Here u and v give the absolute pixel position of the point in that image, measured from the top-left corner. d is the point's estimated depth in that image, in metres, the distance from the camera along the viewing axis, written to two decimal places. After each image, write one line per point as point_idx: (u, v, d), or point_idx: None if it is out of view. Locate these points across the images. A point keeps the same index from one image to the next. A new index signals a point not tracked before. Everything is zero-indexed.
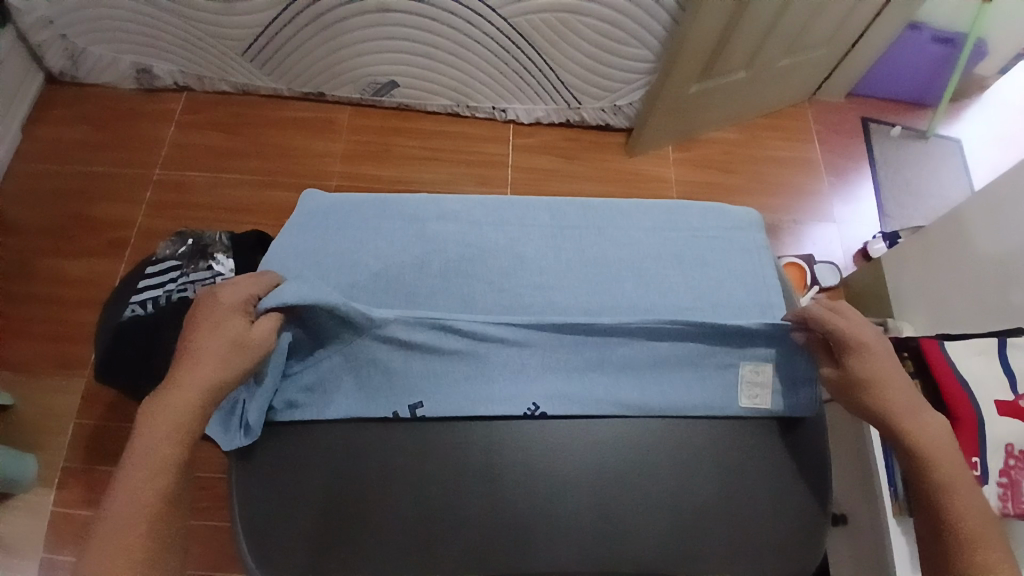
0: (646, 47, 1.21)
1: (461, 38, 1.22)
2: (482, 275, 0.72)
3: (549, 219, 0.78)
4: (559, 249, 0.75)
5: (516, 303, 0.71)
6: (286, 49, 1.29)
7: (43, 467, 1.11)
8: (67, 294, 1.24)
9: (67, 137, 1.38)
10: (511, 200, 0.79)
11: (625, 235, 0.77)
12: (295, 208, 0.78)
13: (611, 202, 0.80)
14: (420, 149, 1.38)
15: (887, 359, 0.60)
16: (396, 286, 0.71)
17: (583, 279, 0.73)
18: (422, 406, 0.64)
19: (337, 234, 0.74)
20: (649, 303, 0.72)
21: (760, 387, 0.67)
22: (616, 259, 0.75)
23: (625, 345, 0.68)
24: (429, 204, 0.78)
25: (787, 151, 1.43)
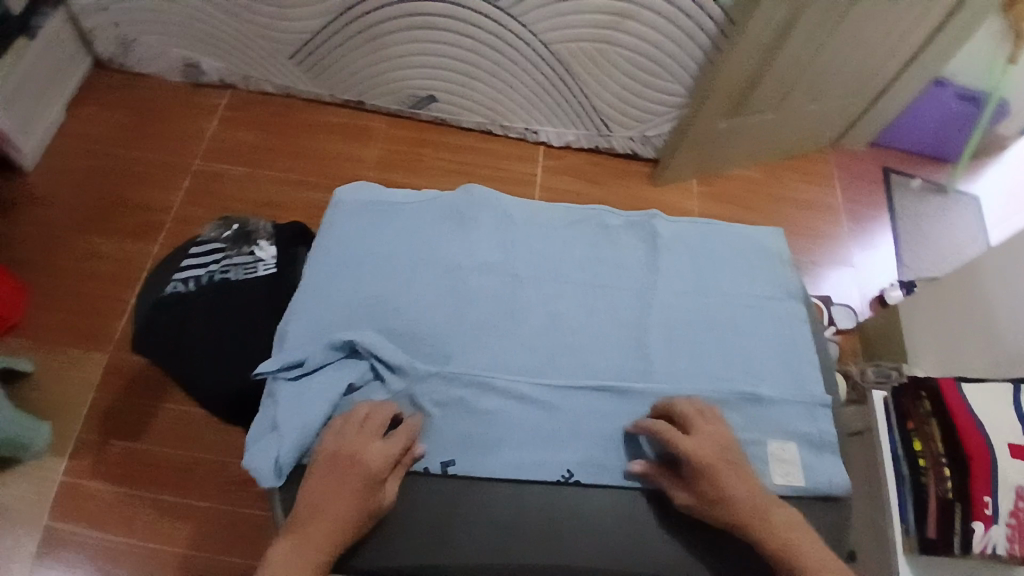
0: (679, 82, 1.25)
1: (500, 59, 1.26)
2: (524, 322, 0.65)
3: (585, 271, 0.69)
4: (595, 307, 0.68)
5: (557, 356, 0.64)
6: (332, 57, 1.34)
7: (55, 436, 1.13)
8: (98, 270, 1.27)
9: (110, 121, 1.43)
10: (548, 238, 0.71)
11: (680, 279, 0.69)
12: (325, 223, 0.71)
13: (657, 246, 0.71)
14: (452, 162, 1.43)
15: (734, 473, 0.55)
16: (434, 329, 0.64)
17: (623, 337, 0.66)
18: (453, 463, 0.59)
19: (366, 267, 0.66)
20: (691, 374, 0.64)
21: (789, 465, 0.60)
22: (671, 311, 0.68)
23: None
24: (461, 236, 0.69)
25: (809, 194, 1.46)
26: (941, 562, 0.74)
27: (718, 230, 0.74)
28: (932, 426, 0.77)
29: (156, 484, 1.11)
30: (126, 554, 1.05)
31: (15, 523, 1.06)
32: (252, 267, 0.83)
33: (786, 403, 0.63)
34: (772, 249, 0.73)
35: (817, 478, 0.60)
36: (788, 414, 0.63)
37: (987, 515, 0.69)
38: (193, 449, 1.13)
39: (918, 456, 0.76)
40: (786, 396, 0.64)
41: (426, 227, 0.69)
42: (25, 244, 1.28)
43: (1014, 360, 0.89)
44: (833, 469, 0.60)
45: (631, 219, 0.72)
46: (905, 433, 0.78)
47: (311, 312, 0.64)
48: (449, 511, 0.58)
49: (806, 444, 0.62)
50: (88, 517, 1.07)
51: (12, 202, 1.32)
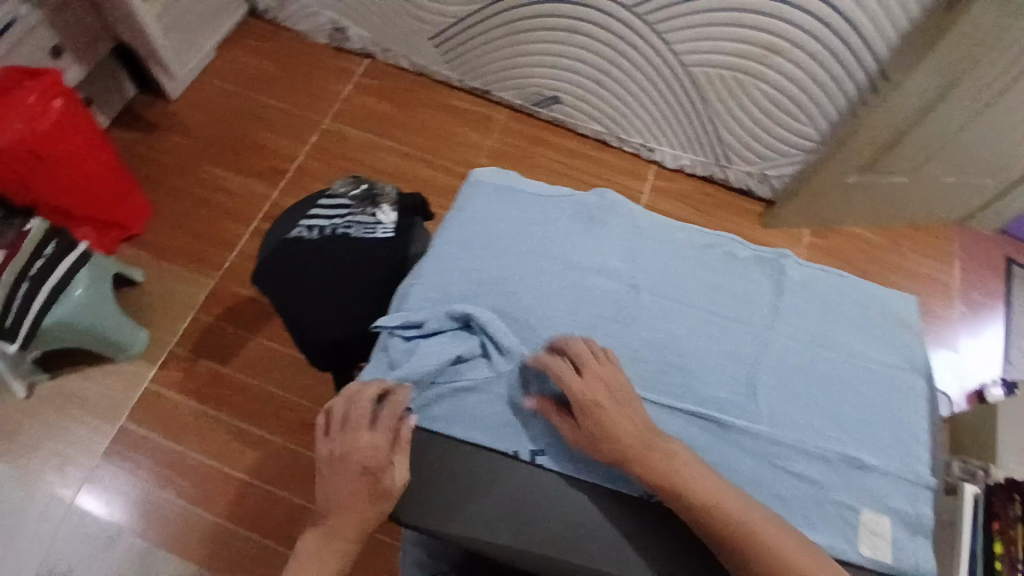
0: (814, 126, 1.22)
1: (633, 73, 1.25)
2: (644, 328, 0.60)
3: (708, 297, 0.62)
4: (712, 335, 0.61)
5: (681, 372, 0.59)
6: (470, 44, 1.38)
7: (152, 344, 1.22)
8: (218, 202, 1.36)
9: (255, 67, 1.52)
10: (676, 254, 0.64)
11: (823, 326, 0.63)
12: (466, 188, 0.69)
13: (788, 286, 0.64)
14: (562, 165, 1.44)
15: (620, 411, 0.54)
16: (551, 317, 0.60)
17: (742, 372, 0.59)
18: (543, 454, 0.57)
19: (490, 245, 0.64)
20: (798, 425, 0.58)
21: (879, 538, 0.55)
22: (809, 356, 0.61)
23: (791, 461, 0.57)
24: (589, 234, 0.65)
25: (922, 266, 1.39)
26: None
27: (852, 284, 0.67)
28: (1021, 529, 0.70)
29: (231, 409, 1.18)
30: (193, 465, 1.13)
31: (105, 414, 1.16)
32: (371, 227, 0.87)
33: (890, 477, 0.58)
34: (897, 314, 0.66)
35: (904, 558, 0.55)
36: (885, 485, 0.58)
37: None
38: (270, 384, 1.20)
39: None
40: (890, 468, 0.58)
41: (556, 218, 0.66)
42: (161, 165, 1.39)
43: None
44: (924, 555, 0.55)
45: (762, 251, 0.66)
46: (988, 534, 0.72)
47: (434, 279, 0.63)
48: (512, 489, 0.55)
49: (899, 521, 0.56)
50: (165, 424, 1.16)
51: (156, 125, 1.43)
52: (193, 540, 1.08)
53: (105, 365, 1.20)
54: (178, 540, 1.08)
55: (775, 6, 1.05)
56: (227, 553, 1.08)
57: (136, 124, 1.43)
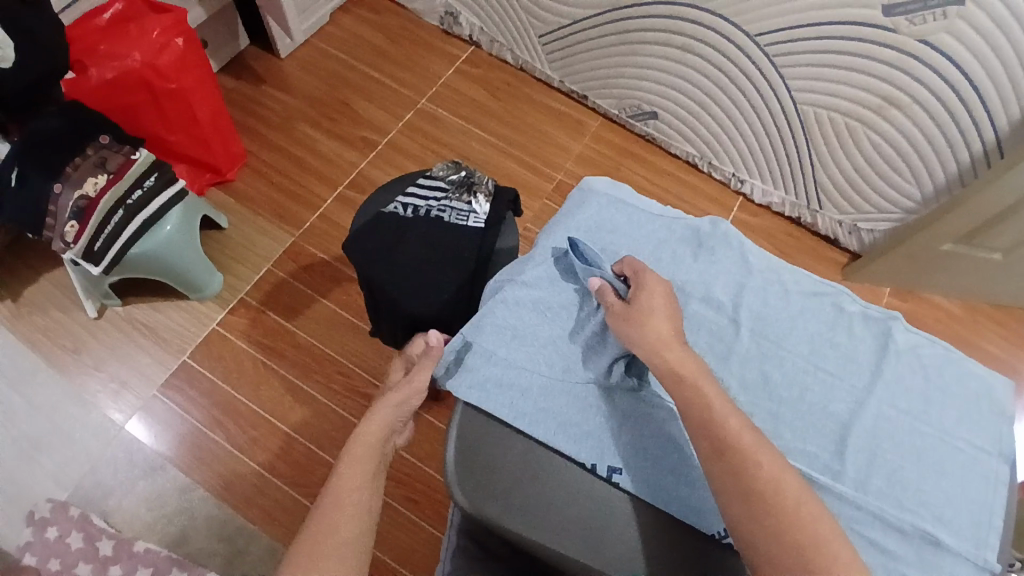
0: (918, 186, 1.18)
1: (739, 101, 1.23)
2: (734, 369, 0.60)
3: (809, 348, 0.61)
4: (807, 387, 0.60)
5: (763, 416, 0.58)
6: (579, 48, 1.38)
7: (224, 288, 1.27)
8: (309, 161, 1.40)
9: (365, 38, 1.55)
10: (782, 300, 0.63)
11: (919, 398, 0.61)
12: (586, 191, 0.70)
13: (894, 351, 0.62)
14: (647, 182, 1.44)
15: (664, 306, 0.59)
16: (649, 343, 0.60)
17: (827, 430, 0.59)
18: (620, 474, 0.57)
19: (598, 253, 0.65)
20: (876, 490, 0.57)
21: None
22: (899, 427, 0.59)
23: (864, 526, 0.56)
24: (695, 263, 0.64)
25: (1000, 350, 1.33)
26: None
27: (961, 362, 0.63)
28: None
29: (288, 363, 1.21)
30: (243, 411, 1.17)
31: (170, 348, 1.21)
32: (464, 216, 0.87)
33: (964, 563, 0.55)
34: (1001, 401, 0.62)
35: None
36: (955, 568, 0.55)
37: None
38: (330, 347, 1.23)
39: None
40: (966, 553, 0.56)
41: (664, 240, 0.66)
42: (260, 117, 1.43)
43: None
44: None
45: (872, 310, 0.64)
46: None
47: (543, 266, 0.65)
48: (570, 495, 0.55)
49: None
50: (224, 367, 1.20)
51: (262, 78, 1.48)
52: (231, 483, 1.12)
53: (178, 300, 1.25)
54: (219, 480, 1.13)
55: (905, 59, 1.01)
56: (262, 500, 1.12)
57: (244, 74, 1.48)
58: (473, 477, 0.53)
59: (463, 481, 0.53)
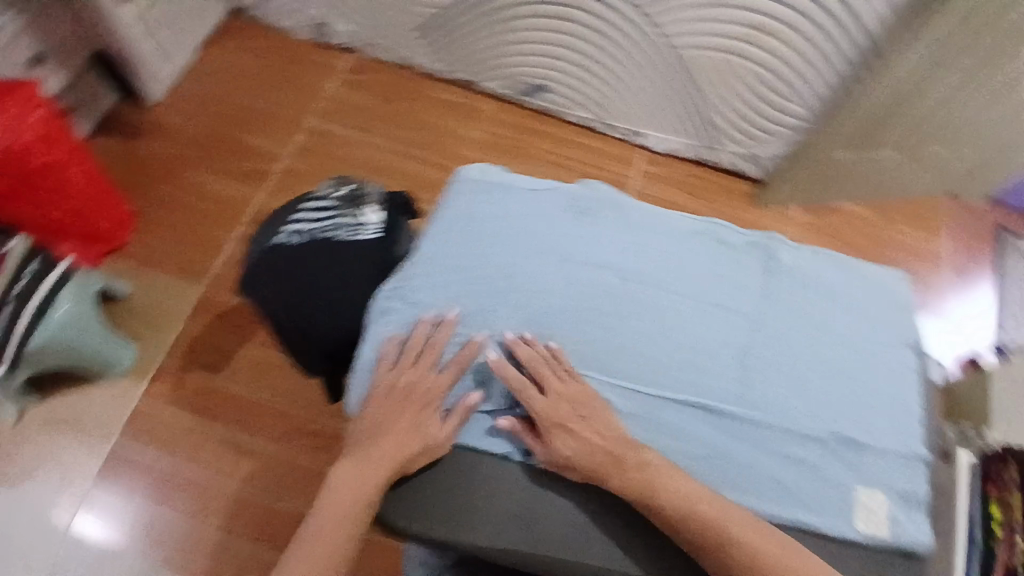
0: (802, 104, 1.21)
1: (619, 57, 1.24)
2: (635, 324, 0.60)
3: (702, 287, 0.62)
4: (711, 327, 0.60)
5: (668, 363, 0.59)
6: (455, 36, 1.36)
7: (141, 358, 1.22)
8: (208, 208, 1.35)
9: (240, 68, 1.50)
10: (669, 245, 0.64)
11: (818, 310, 0.62)
12: (463, 174, 0.69)
13: (780, 272, 0.63)
14: (551, 153, 1.42)
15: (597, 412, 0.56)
16: (545, 321, 0.60)
17: (734, 362, 0.59)
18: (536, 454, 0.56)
19: (479, 242, 0.63)
20: (795, 410, 0.58)
21: (875, 514, 0.56)
22: (804, 345, 0.61)
23: (789, 445, 0.57)
24: (578, 228, 0.64)
25: (913, 240, 1.38)
26: None
27: (852, 265, 0.65)
28: (1013, 493, 0.74)
29: (226, 418, 1.17)
30: (190, 477, 1.13)
31: (99, 432, 1.15)
32: (356, 230, 0.85)
33: (891, 457, 0.58)
34: (897, 296, 0.65)
35: (900, 532, 0.55)
36: (886, 466, 0.58)
37: None
38: (266, 392, 1.19)
39: (994, 524, 0.74)
40: (891, 447, 0.58)
41: (544, 213, 0.65)
42: (145, 172, 1.37)
43: None
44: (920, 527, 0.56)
45: (746, 235, 0.65)
46: (987, 499, 0.75)
47: (425, 272, 0.62)
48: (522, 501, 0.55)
49: (897, 497, 0.57)
50: (158, 439, 1.16)
51: (140, 131, 1.41)
52: (194, 552, 1.08)
53: (95, 382, 1.19)
54: (181, 552, 1.08)
55: None
56: (229, 563, 1.08)
57: (119, 131, 1.41)
58: (396, 491, 0.55)
59: (389, 502, 0.55)
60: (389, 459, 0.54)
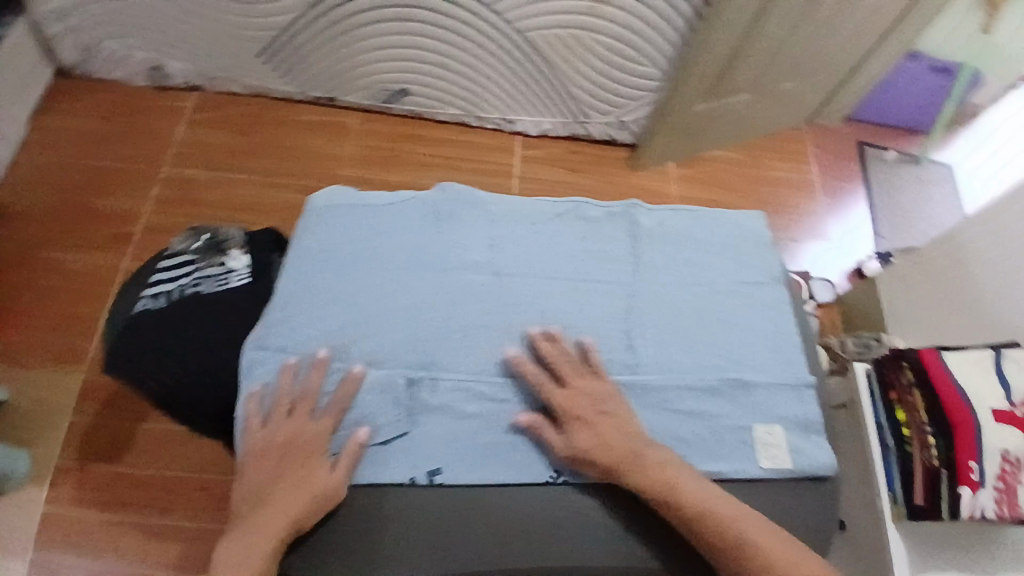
0: (654, 65, 1.24)
1: (471, 48, 1.23)
2: (516, 318, 0.60)
3: (574, 266, 0.63)
4: (586, 304, 0.61)
5: (554, 347, 0.59)
6: (301, 56, 1.31)
7: (35, 463, 1.09)
8: (74, 287, 1.23)
9: (77, 129, 1.38)
10: (533, 231, 0.66)
11: (688, 263, 0.65)
12: (320, 200, 0.68)
13: (646, 235, 0.66)
14: (428, 155, 1.39)
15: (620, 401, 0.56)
16: (426, 333, 0.59)
17: (619, 332, 0.60)
18: (440, 473, 0.55)
19: (344, 269, 0.62)
20: (681, 362, 0.59)
21: (777, 447, 0.57)
22: (682, 301, 0.62)
23: (687, 401, 0.58)
24: (441, 233, 0.65)
25: (785, 172, 1.45)
26: (932, 528, 0.73)
27: (712, 215, 0.69)
28: (915, 395, 0.75)
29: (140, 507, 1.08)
30: None
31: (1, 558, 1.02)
32: (224, 278, 0.80)
33: (781, 388, 0.60)
34: (758, 233, 0.69)
35: (802, 459, 0.57)
36: (779, 398, 0.60)
37: (972, 479, 0.68)
38: (179, 467, 1.11)
39: (903, 427, 0.75)
40: (781, 378, 0.61)
41: (404, 225, 0.65)
42: None
43: (990, 332, 0.93)
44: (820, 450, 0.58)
45: (612, 206, 0.68)
46: (888, 403, 0.77)
47: (286, 312, 0.60)
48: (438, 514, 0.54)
49: (794, 425, 0.59)
50: (71, 547, 1.04)
51: None
52: None
53: None
54: None
55: None
56: None
57: None
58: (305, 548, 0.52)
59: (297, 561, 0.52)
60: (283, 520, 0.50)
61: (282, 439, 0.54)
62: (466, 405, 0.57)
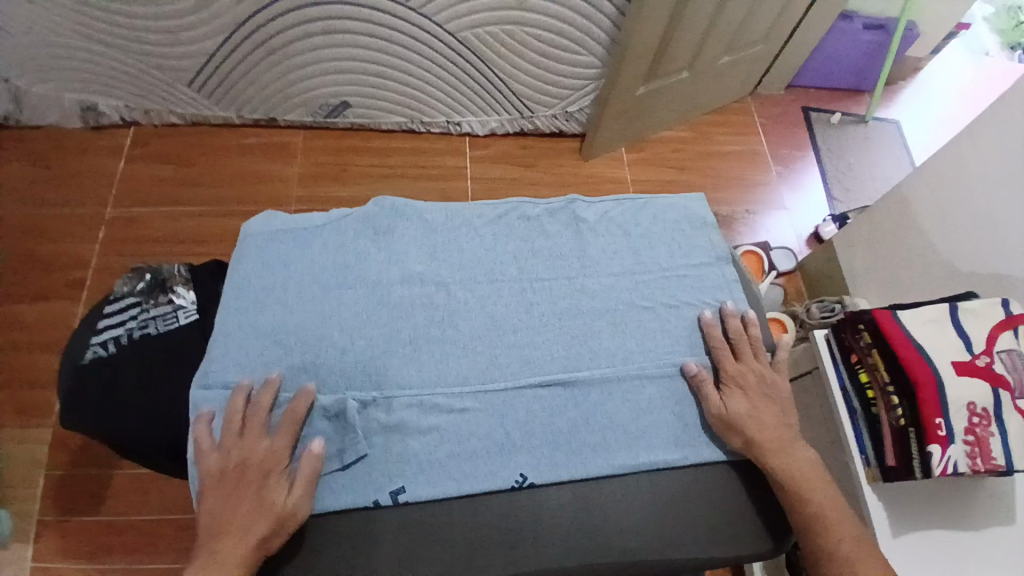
0: (592, 52, 1.24)
1: (408, 54, 1.22)
2: (463, 325, 0.63)
3: (518, 267, 0.67)
4: (532, 302, 0.65)
5: (502, 348, 0.62)
6: (235, 80, 1.28)
7: (15, 519, 1.03)
8: (27, 338, 1.17)
9: (12, 178, 1.32)
10: (475, 236, 0.69)
11: (627, 253, 0.69)
12: (258, 226, 0.70)
13: (588, 229, 0.71)
14: (377, 167, 1.37)
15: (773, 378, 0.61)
16: (379, 349, 0.61)
17: (566, 328, 0.64)
18: (404, 491, 0.56)
19: (288, 295, 0.64)
20: (634, 350, 0.64)
21: None
22: (623, 289, 0.67)
23: (631, 386, 0.62)
24: (381, 250, 0.67)
25: (734, 145, 1.47)
26: (906, 487, 0.74)
27: (650, 203, 0.74)
28: (873, 355, 0.76)
29: None
30: None
31: None
32: (172, 316, 0.78)
33: None
34: (700, 215, 0.73)
35: None
36: None
37: (940, 436, 0.67)
38: None
39: (867, 388, 0.76)
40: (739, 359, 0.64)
41: (340, 244, 0.68)
42: None
43: (948, 284, 0.94)
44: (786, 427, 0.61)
45: (553, 203, 0.72)
46: (850, 367, 0.79)
47: (225, 348, 0.61)
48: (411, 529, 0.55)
49: None
50: None
51: None
52: None
53: None
54: None
55: None
56: None
57: None
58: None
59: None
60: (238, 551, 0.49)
61: (235, 461, 0.54)
62: (424, 419, 0.59)
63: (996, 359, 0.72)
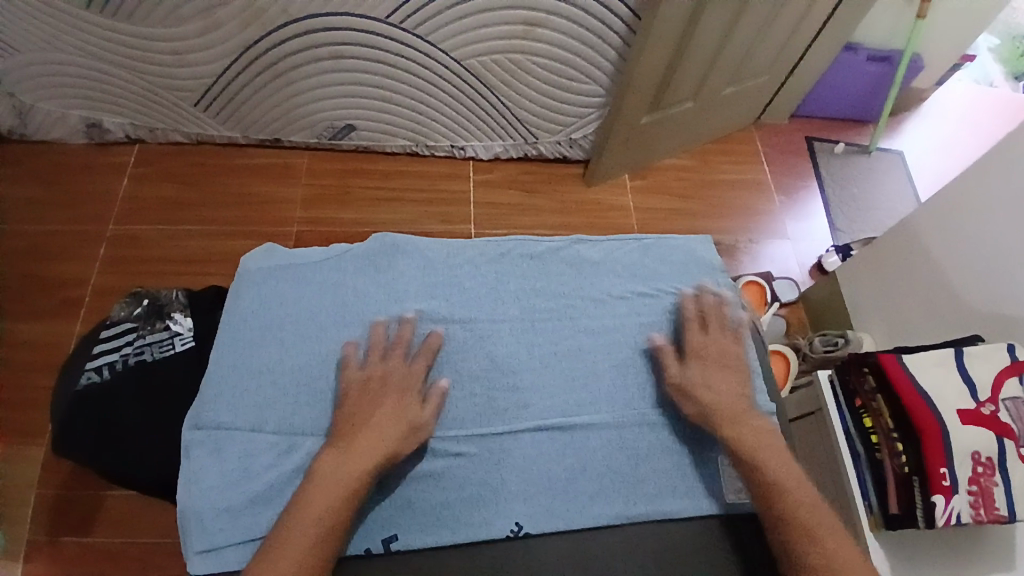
0: (597, 81, 1.25)
1: (414, 80, 1.22)
2: (462, 365, 0.67)
3: (521, 311, 0.71)
4: (534, 341, 0.69)
5: (507, 390, 0.66)
6: (239, 101, 1.28)
7: (6, 540, 1.01)
8: (26, 357, 1.16)
9: (15, 195, 1.32)
10: (474, 272, 0.74)
11: (620, 295, 0.74)
12: (263, 257, 0.75)
13: (588, 268, 0.76)
14: (380, 190, 1.37)
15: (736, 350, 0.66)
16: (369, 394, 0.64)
17: (566, 373, 0.68)
18: (396, 539, 0.59)
19: (284, 333, 0.68)
20: (633, 393, 0.67)
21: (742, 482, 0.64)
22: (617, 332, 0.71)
23: (620, 433, 0.65)
24: (380, 288, 0.71)
25: (738, 173, 1.47)
26: (907, 535, 0.73)
27: (660, 244, 0.79)
28: (879, 401, 0.75)
29: None
30: None
31: None
32: (168, 343, 0.77)
33: None
34: (708, 259, 0.78)
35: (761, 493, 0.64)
36: None
37: (945, 486, 0.67)
38: None
39: (872, 433, 0.75)
40: None
41: (342, 277, 0.72)
42: None
43: (956, 325, 0.93)
44: None
45: (557, 243, 0.78)
46: (853, 410, 0.78)
47: (218, 390, 0.64)
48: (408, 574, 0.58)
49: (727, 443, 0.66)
50: None
51: None
52: None
53: None
54: None
55: None
56: None
57: None
58: None
59: None
60: (335, 517, 0.53)
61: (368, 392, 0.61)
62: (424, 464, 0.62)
63: (1001, 407, 0.70)
